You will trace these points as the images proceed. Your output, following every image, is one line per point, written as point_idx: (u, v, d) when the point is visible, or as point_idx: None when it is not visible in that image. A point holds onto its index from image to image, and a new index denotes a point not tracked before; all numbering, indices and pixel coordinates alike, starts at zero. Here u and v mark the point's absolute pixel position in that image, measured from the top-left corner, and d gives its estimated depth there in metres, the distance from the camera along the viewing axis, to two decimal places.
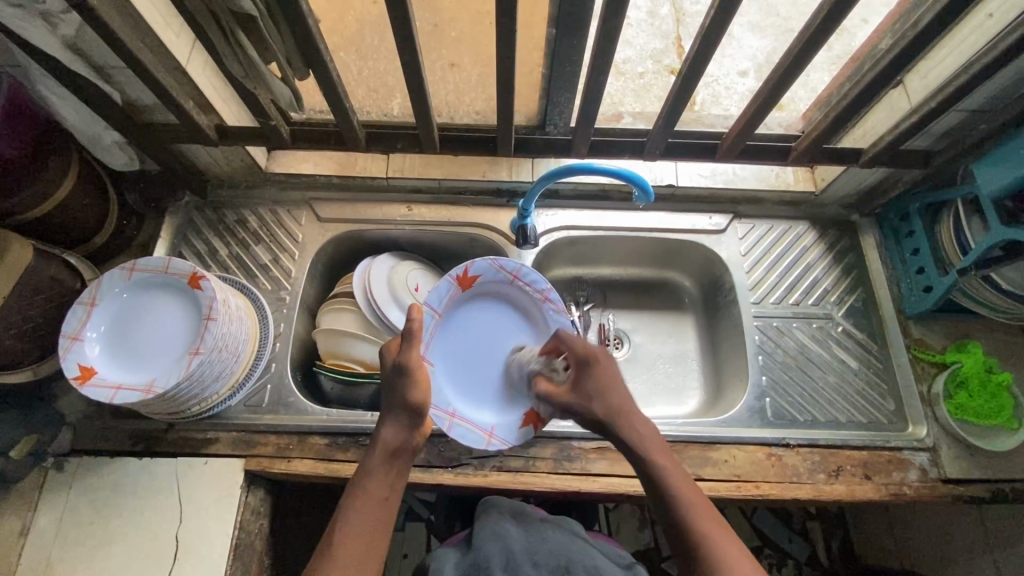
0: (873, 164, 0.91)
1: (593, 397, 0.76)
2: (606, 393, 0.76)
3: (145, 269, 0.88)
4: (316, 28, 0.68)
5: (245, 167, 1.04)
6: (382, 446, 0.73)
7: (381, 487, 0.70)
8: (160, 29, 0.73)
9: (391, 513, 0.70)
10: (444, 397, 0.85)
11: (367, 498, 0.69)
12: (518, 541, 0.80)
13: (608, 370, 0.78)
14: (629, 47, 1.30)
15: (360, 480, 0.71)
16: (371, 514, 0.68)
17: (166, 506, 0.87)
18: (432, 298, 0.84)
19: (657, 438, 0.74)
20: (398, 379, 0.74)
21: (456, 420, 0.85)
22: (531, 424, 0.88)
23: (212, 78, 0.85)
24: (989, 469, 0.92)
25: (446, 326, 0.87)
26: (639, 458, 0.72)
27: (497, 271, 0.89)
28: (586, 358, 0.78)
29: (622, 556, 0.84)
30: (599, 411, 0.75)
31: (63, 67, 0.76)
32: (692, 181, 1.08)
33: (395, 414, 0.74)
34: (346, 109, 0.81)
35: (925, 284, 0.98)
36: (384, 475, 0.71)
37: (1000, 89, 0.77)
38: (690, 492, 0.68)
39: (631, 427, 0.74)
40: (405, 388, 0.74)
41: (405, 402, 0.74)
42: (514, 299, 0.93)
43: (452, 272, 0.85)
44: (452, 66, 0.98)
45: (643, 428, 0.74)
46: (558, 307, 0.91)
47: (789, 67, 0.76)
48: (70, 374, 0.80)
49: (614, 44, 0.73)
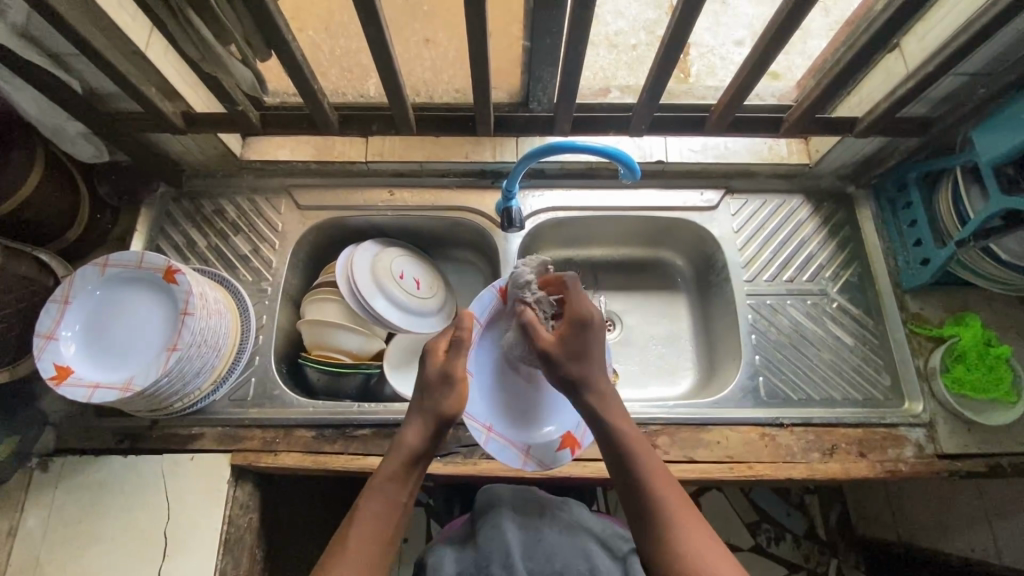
0: (869, 134, 0.87)
1: (575, 360, 0.76)
2: (590, 358, 0.76)
3: (120, 264, 0.86)
4: (273, 5, 0.64)
5: (220, 156, 1.01)
6: (405, 452, 0.72)
7: (403, 490, 0.70)
8: (113, 11, 0.69)
9: (404, 521, 0.70)
10: (480, 409, 0.83)
11: (386, 503, 0.69)
12: (518, 536, 0.78)
13: (597, 336, 0.77)
14: (621, 17, 1.25)
15: (375, 485, 0.70)
16: (386, 517, 0.68)
17: (153, 503, 0.86)
18: (478, 306, 0.84)
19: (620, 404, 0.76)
20: (439, 384, 0.74)
21: (492, 435, 0.83)
22: (569, 446, 0.86)
23: (174, 63, 0.81)
24: (985, 442, 0.90)
25: (492, 336, 0.86)
26: (602, 423, 0.74)
27: (546, 286, 0.87)
28: (585, 315, 0.77)
29: (621, 544, 0.79)
30: (570, 371, 0.75)
31: (14, 56, 0.72)
32: (682, 156, 1.04)
33: (424, 417, 0.74)
34: (314, 91, 0.78)
35: (922, 257, 0.95)
36: (406, 481, 0.71)
37: (1001, 49, 0.73)
38: (650, 461, 0.71)
39: (601, 395, 0.75)
40: (442, 394, 0.74)
41: (439, 407, 0.73)
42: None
43: (496, 283, 0.85)
44: (428, 42, 0.92)
45: (612, 396, 0.76)
46: None
47: (778, 34, 0.72)
48: (46, 374, 0.79)
49: (591, 14, 0.69)
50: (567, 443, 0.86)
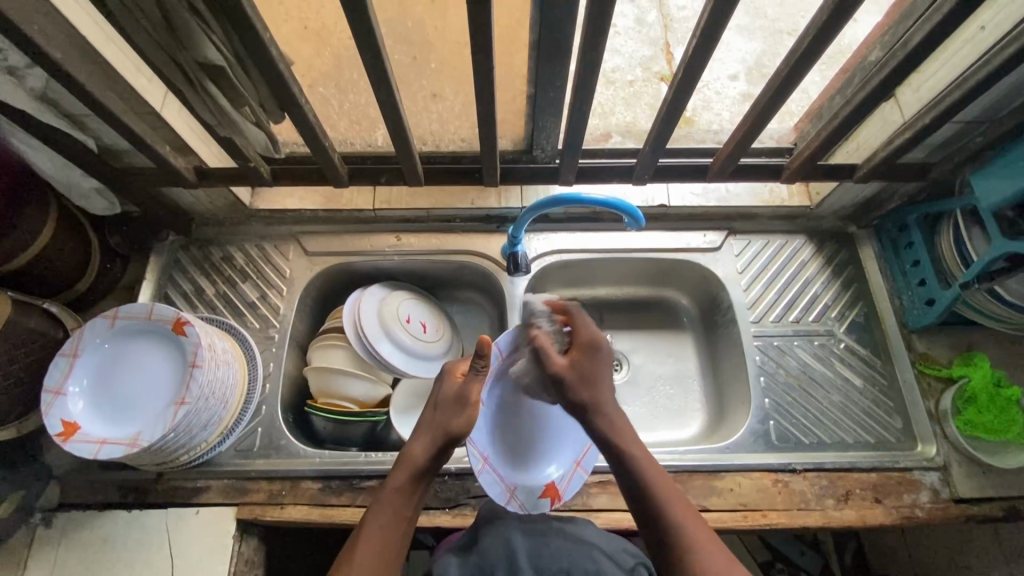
0: (870, 178, 0.89)
1: (588, 385, 0.75)
2: (599, 384, 0.76)
3: (128, 316, 0.86)
4: (288, 71, 0.66)
5: (229, 205, 1.03)
6: (410, 467, 0.70)
7: (407, 506, 0.68)
8: (132, 76, 0.72)
9: (408, 536, 0.68)
10: (481, 438, 0.82)
11: (392, 517, 0.67)
12: (522, 541, 0.71)
13: (605, 363, 0.78)
14: (618, 55, 1.30)
15: (382, 497, 0.69)
16: (390, 529, 0.66)
17: (158, 559, 0.84)
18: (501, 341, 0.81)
19: (629, 424, 0.75)
20: (451, 403, 0.74)
21: (486, 466, 0.81)
22: (551, 497, 0.83)
23: (188, 120, 0.83)
24: (1002, 487, 0.89)
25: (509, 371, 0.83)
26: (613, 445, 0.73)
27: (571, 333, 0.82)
28: (594, 342, 0.78)
29: (627, 557, 0.71)
30: (584, 395, 0.75)
31: (34, 119, 0.74)
32: (685, 199, 1.06)
33: (428, 434, 0.73)
34: (325, 148, 0.80)
35: (926, 297, 0.96)
36: (410, 496, 0.69)
37: (994, 100, 0.75)
38: (664, 484, 0.70)
39: (611, 417, 0.74)
40: (448, 413, 0.73)
41: (446, 425, 0.72)
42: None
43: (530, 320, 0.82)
44: (435, 97, 0.94)
45: (618, 416, 0.75)
46: None
47: (776, 91, 0.75)
48: (54, 431, 0.78)
49: (595, 74, 0.72)
50: (550, 494, 0.83)
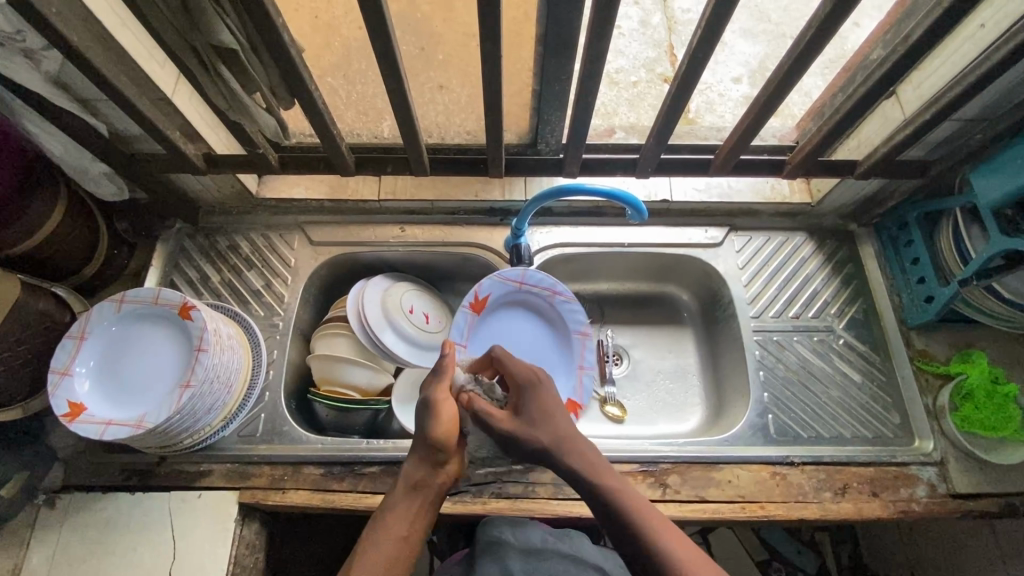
0: (870, 175, 0.90)
1: (538, 422, 0.72)
2: (552, 417, 0.73)
3: (136, 300, 0.87)
4: (299, 57, 0.67)
5: (236, 193, 1.04)
6: (405, 482, 0.71)
7: (405, 522, 0.67)
8: (144, 61, 0.73)
9: (411, 555, 0.65)
10: None
11: (389, 531, 0.66)
12: (518, 561, 0.73)
13: (550, 394, 0.76)
14: (622, 57, 1.31)
15: (382, 514, 0.68)
16: (390, 547, 0.64)
17: (159, 541, 0.85)
18: (455, 333, 0.98)
19: (604, 462, 0.70)
20: (419, 413, 0.73)
21: None
22: (576, 411, 0.99)
23: (198, 107, 0.85)
24: (998, 482, 0.90)
25: (476, 340, 1.00)
26: (592, 484, 0.67)
27: (505, 284, 1.00)
28: (528, 378, 0.77)
29: (611, 567, 0.77)
30: (543, 438, 0.71)
31: (47, 102, 0.75)
32: (687, 195, 1.07)
33: (417, 451, 0.73)
34: (334, 136, 0.81)
35: (926, 294, 0.96)
36: (407, 512, 0.68)
37: (994, 97, 0.75)
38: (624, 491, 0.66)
39: (575, 445, 0.71)
40: (423, 422, 0.72)
41: (423, 435, 0.71)
42: (529, 303, 1.03)
43: (465, 303, 0.98)
44: (442, 88, 0.96)
45: (586, 446, 0.71)
46: (567, 298, 1.01)
47: (779, 86, 0.75)
48: (60, 412, 0.79)
49: (601, 68, 0.73)
50: (574, 409, 0.99)
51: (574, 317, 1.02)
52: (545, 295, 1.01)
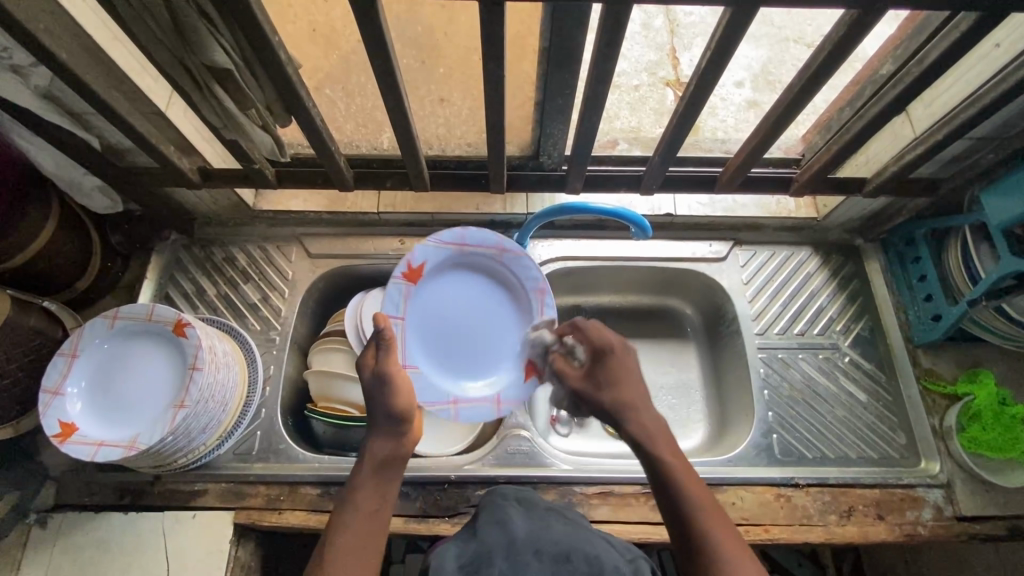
0: (878, 193, 0.88)
1: (604, 388, 0.72)
2: (621, 382, 0.71)
3: (128, 317, 0.85)
4: (296, 75, 0.65)
5: (232, 206, 1.03)
6: (369, 459, 0.66)
7: (374, 497, 0.64)
8: (137, 76, 0.71)
9: (382, 531, 0.63)
10: (440, 387, 0.88)
11: (355, 511, 0.63)
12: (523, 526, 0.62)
13: (624, 363, 0.73)
14: (624, 60, 1.29)
15: (348, 493, 0.65)
16: (360, 528, 0.62)
17: (153, 562, 0.84)
18: (391, 306, 0.88)
19: (666, 430, 0.68)
20: (374, 386, 0.69)
21: (460, 405, 0.88)
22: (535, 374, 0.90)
23: (193, 120, 0.83)
24: (1003, 505, 0.89)
25: (414, 313, 0.90)
26: (650, 456, 0.66)
27: (438, 249, 0.90)
28: (600, 345, 0.74)
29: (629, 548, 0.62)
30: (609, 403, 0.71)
31: (39, 118, 0.73)
32: (691, 210, 1.06)
33: (379, 426, 0.68)
34: (331, 152, 0.79)
35: (934, 313, 0.95)
36: (373, 488, 0.65)
37: (1006, 119, 0.74)
38: (686, 472, 0.64)
39: (638, 415, 0.69)
40: (383, 396, 0.68)
41: (387, 409, 0.68)
42: (472, 263, 0.93)
43: (396, 275, 0.88)
44: (442, 101, 0.93)
45: (650, 416, 0.69)
46: (516, 252, 0.92)
47: (789, 105, 0.73)
48: (51, 432, 0.78)
49: (606, 88, 0.72)
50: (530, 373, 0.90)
51: (528, 273, 0.93)
52: (490, 254, 0.93)
